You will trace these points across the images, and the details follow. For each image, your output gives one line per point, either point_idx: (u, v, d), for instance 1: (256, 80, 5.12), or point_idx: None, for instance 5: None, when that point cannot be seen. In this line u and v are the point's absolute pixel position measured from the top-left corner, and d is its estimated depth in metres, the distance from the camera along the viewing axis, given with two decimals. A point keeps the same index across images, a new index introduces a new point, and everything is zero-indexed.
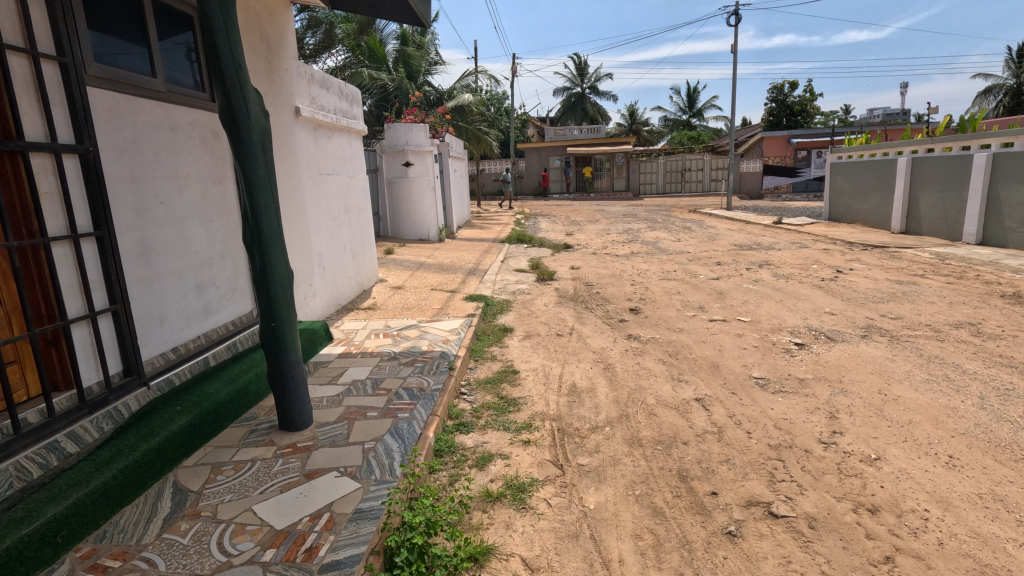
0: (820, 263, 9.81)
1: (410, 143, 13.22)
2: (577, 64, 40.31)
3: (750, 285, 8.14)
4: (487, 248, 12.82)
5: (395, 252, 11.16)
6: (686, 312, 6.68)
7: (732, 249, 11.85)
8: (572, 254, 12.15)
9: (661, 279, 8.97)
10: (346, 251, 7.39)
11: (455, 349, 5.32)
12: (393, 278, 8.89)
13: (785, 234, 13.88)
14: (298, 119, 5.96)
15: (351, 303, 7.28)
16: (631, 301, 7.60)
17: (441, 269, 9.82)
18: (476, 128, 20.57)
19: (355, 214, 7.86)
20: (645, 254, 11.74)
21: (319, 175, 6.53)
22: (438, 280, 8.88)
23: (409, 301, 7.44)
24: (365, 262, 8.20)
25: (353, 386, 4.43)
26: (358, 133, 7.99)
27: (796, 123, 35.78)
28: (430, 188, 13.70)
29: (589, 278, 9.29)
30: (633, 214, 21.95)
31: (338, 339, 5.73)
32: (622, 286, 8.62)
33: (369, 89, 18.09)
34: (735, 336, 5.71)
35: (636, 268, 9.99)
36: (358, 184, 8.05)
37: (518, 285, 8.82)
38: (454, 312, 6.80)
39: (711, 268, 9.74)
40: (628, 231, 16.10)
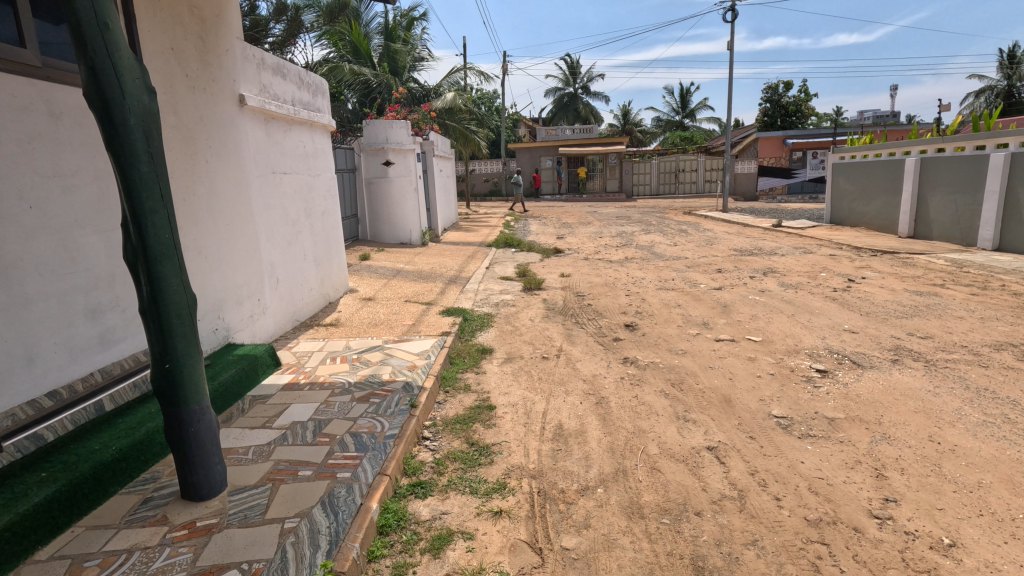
0: (828, 270, 9.12)
1: (391, 140, 12.43)
2: (569, 63, 39.73)
3: (757, 297, 7.41)
4: (472, 253, 12.03)
5: (371, 258, 10.34)
6: (689, 330, 5.92)
7: (733, 255, 11.14)
8: (563, 259, 11.39)
9: (658, 288, 8.22)
10: (308, 260, 6.58)
11: (421, 379, 4.52)
12: (365, 288, 8.07)
13: (786, 238, 13.20)
14: (242, 109, 5.15)
15: (312, 318, 6.48)
16: (627, 315, 6.84)
17: (419, 277, 9.01)
18: (464, 126, 19.76)
19: (320, 217, 7.05)
20: (641, 259, 11.02)
21: (271, 174, 5.73)
22: (414, 290, 8.07)
23: (378, 316, 6.63)
24: (332, 271, 7.40)
25: (289, 432, 3.61)
26: (324, 127, 7.19)
27: (791, 124, 35.29)
28: (411, 189, 12.89)
29: (580, 287, 8.52)
30: (627, 216, 21.24)
31: (286, 365, 4.91)
32: (616, 296, 7.86)
33: (350, 84, 17.28)
34: (747, 361, 4.96)
35: (631, 276, 9.24)
36: (324, 184, 7.25)
37: (502, 296, 8.04)
38: (427, 329, 6.00)
39: (712, 276, 9.00)
40: (621, 234, 15.36)
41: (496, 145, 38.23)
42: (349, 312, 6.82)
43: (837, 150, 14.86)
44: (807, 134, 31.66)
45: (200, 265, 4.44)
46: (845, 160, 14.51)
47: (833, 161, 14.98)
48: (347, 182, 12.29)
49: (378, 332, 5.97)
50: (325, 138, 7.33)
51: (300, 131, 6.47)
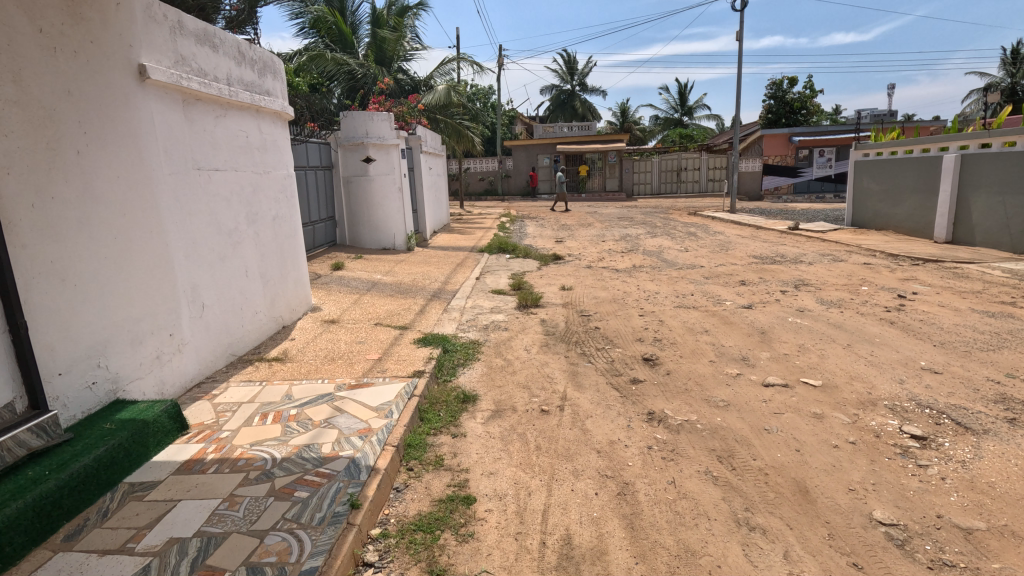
0: (870, 283, 7.92)
1: (371, 134, 11.23)
2: (566, 60, 38.62)
3: (797, 319, 6.18)
4: (462, 260, 10.78)
5: (344, 267, 9.08)
6: (727, 370, 4.68)
7: (754, 263, 9.91)
8: (563, 268, 10.16)
9: (677, 306, 6.98)
10: (253, 277, 5.36)
11: (374, 454, 3.27)
12: (330, 307, 6.82)
13: (807, 243, 12.00)
14: (144, 85, 3.90)
15: (256, 350, 5.25)
16: (644, 344, 5.61)
17: (397, 292, 7.76)
18: (457, 121, 18.48)
19: (271, 224, 5.82)
20: (651, 268, 9.81)
21: (194, 170, 4.48)
22: (388, 309, 6.81)
23: (338, 346, 5.39)
24: (290, 289, 6.18)
25: (155, 563, 2.37)
26: (276, 114, 5.93)
27: (796, 121, 34.17)
28: (395, 188, 11.66)
29: (584, 304, 7.28)
30: (629, 217, 20.01)
31: (197, 429, 3.63)
32: (629, 317, 6.62)
33: (334, 76, 16.03)
34: (814, 420, 3.73)
35: (642, 289, 8.00)
36: (277, 182, 6.02)
37: (493, 316, 6.79)
38: (397, 367, 4.77)
39: (736, 291, 7.77)
40: (625, 238, 14.13)
41: (492, 143, 36.93)
42: (303, 341, 5.58)
43: (861, 146, 13.65)
44: (814, 130, 30.01)
45: (67, 296, 3.20)
46: (870, 158, 13.31)
47: (856, 159, 13.77)
48: (322, 181, 11.01)
49: (333, 371, 4.72)
50: (279, 128, 6.08)
51: (241, 116, 5.22)
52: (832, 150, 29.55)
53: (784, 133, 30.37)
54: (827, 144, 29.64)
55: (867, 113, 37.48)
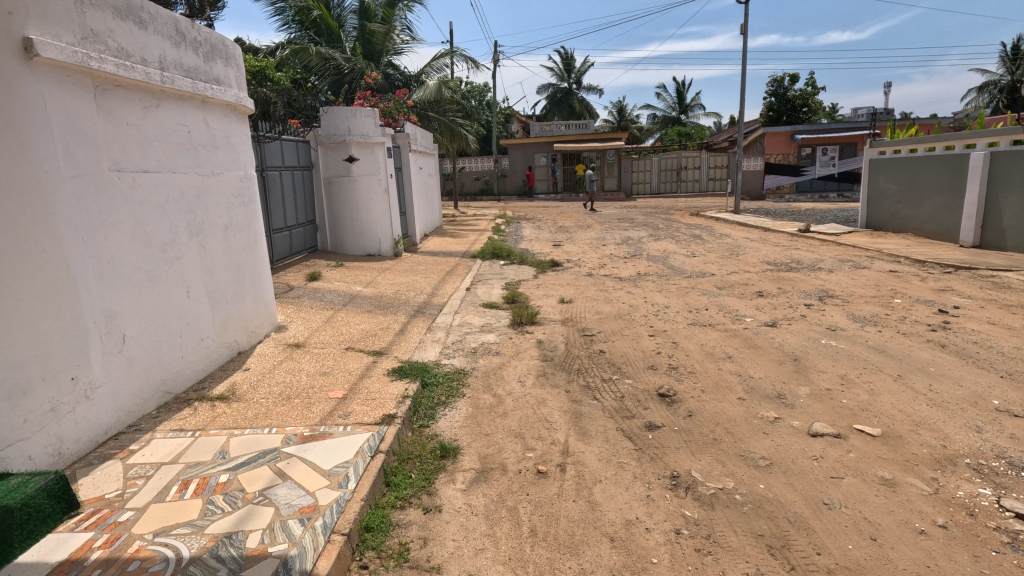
0: (903, 295, 7.13)
1: (354, 132, 10.42)
2: (563, 58, 37.87)
3: (831, 340, 5.38)
4: (452, 268, 9.96)
5: (321, 277, 8.26)
6: (762, 412, 3.87)
7: (769, 271, 9.12)
8: (562, 276, 9.36)
9: (691, 324, 6.18)
10: (197, 299, 4.55)
11: (314, 552, 2.46)
12: (298, 327, 6.01)
13: (823, 248, 11.22)
14: (31, 63, 3.08)
15: (200, 386, 4.43)
16: (657, 374, 4.80)
17: (376, 307, 6.95)
18: (449, 119, 17.73)
19: (224, 233, 5.01)
20: (657, 276, 9.02)
21: (112, 171, 3.67)
22: (363, 329, 6.00)
23: (299, 380, 4.57)
24: (248, 308, 5.36)
25: None
26: (228, 106, 5.11)
27: (797, 119, 33.45)
28: (381, 190, 10.84)
29: (585, 321, 6.47)
30: (629, 218, 19.23)
31: (91, 508, 2.80)
32: (637, 337, 5.82)
33: (320, 71, 15.22)
34: (884, 489, 2.93)
35: (650, 302, 7.21)
36: (233, 185, 5.20)
37: (483, 336, 5.97)
38: (364, 410, 3.95)
39: (755, 304, 6.98)
40: (627, 241, 13.36)
41: (488, 141, 36.12)
42: (259, 372, 4.76)
43: (876, 143, 12.88)
44: (818, 128, 28.59)
45: None
46: (887, 156, 12.55)
47: (872, 157, 13.01)
48: (301, 182, 10.16)
49: (285, 415, 3.89)
50: (234, 122, 5.26)
51: (179, 108, 4.40)
52: (835, 148, 28.97)
53: (787, 131, 28.97)
54: (830, 142, 28.93)
55: (861, 110, 36.80)
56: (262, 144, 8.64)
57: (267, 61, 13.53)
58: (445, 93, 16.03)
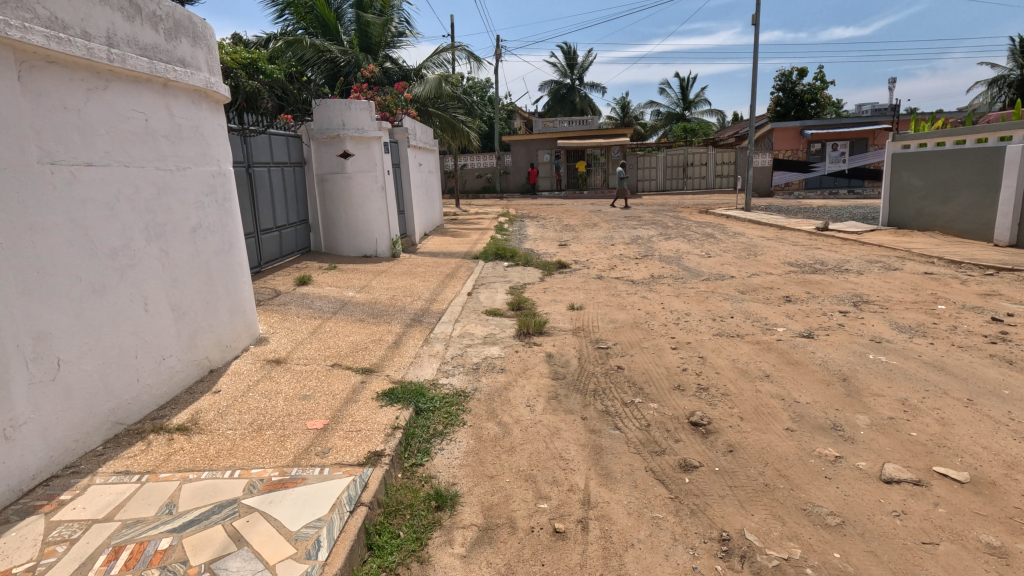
0: (947, 301, 6.48)
1: (348, 125, 9.82)
2: (566, 55, 37.19)
3: (880, 355, 4.75)
4: (453, 270, 9.35)
5: (311, 282, 7.65)
6: (818, 448, 3.26)
7: (793, 273, 8.49)
8: (570, 279, 8.75)
9: (717, 335, 5.56)
10: (157, 312, 3.95)
11: None
12: (280, 339, 5.41)
13: (845, 247, 10.58)
14: None
15: (160, 415, 3.84)
16: (686, 397, 4.18)
17: (368, 315, 6.34)
18: (450, 114, 17.12)
19: (192, 235, 4.41)
20: (673, 279, 8.40)
21: (43, 164, 3.09)
22: (353, 342, 5.39)
23: (274, 406, 3.95)
24: (221, 320, 4.75)
25: None
26: (195, 91, 4.51)
27: (805, 114, 32.73)
28: (377, 187, 10.24)
29: (599, 331, 5.85)
30: (636, 216, 18.60)
31: None
32: (659, 350, 5.20)
33: (315, 64, 14.60)
34: (994, 562, 2.32)
35: (669, 309, 6.58)
36: (203, 180, 4.59)
37: (486, 350, 5.36)
38: (346, 446, 3.34)
39: (784, 312, 6.35)
40: (636, 241, 12.73)
41: (490, 138, 35.49)
42: (230, 394, 4.17)
43: (900, 137, 12.25)
44: (828, 123, 27.81)
45: None
46: (911, 151, 11.91)
47: (894, 151, 12.38)
48: (293, 179, 9.55)
49: (252, 452, 3.28)
50: (205, 110, 4.66)
51: (132, 91, 3.80)
52: (846, 144, 28.28)
53: (796, 126, 28.05)
54: (841, 137, 28.17)
55: (865, 106, 36.08)
56: (249, 138, 8.03)
57: (258, 53, 12.95)
58: (445, 88, 15.42)
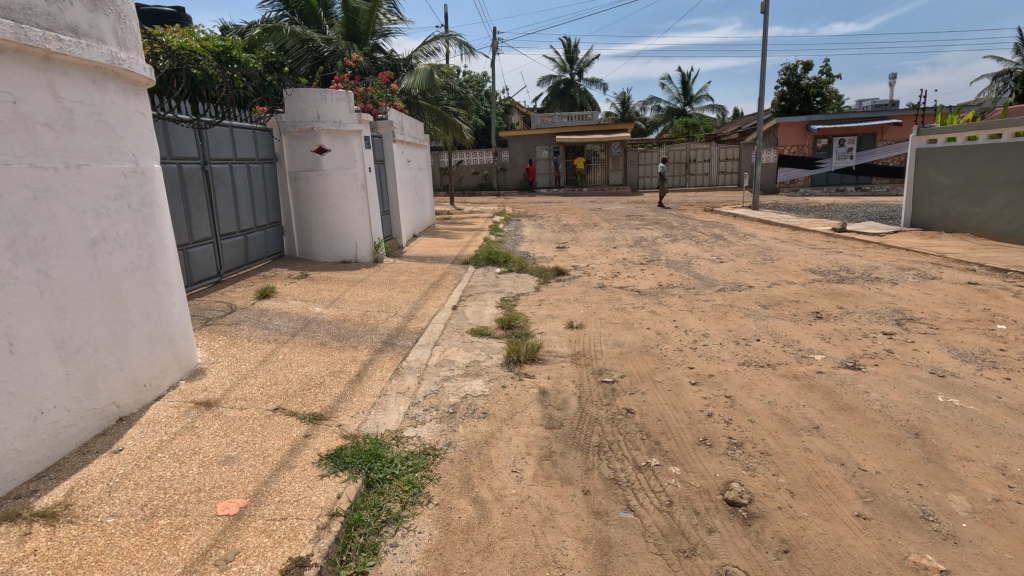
0: (1006, 319, 5.58)
1: (323, 118, 8.89)
2: (565, 48, 36.20)
3: (951, 396, 3.85)
4: (439, 278, 8.43)
5: (274, 295, 6.73)
6: (911, 554, 2.38)
7: (817, 282, 7.60)
8: (568, 288, 7.85)
9: (744, 364, 4.65)
10: (28, 352, 3.02)
11: None
12: (220, 373, 4.50)
13: (869, 251, 9.68)
14: None
15: (29, 491, 2.95)
16: (715, 458, 3.28)
17: (332, 337, 5.42)
18: (442, 107, 16.15)
19: (90, 251, 3.48)
20: (683, 290, 7.50)
21: None
22: (306, 376, 4.48)
23: (185, 474, 3.05)
24: (135, 355, 3.81)
25: None
26: (96, 67, 3.60)
27: (811, 108, 31.81)
28: (356, 185, 9.31)
29: (602, 358, 4.95)
30: (638, 215, 17.68)
31: None
32: (676, 386, 4.29)
33: (297, 54, 13.67)
34: None
35: (684, 329, 5.69)
36: (108, 181, 3.65)
37: (467, 384, 4.45)
38: (262, 548, 2.45)
39: (818, 333, 5.44)
40: (640, 243, 11.82)
41: (486, 134, 34.53)
42: (133, 454, 3.26)
43: (924, 130, 11.35)
44: (835, 117, 26.86)
45: None
46: (938, 145, 11.05)
47: (918, 145, 11.47)
48: (262, 177, 8.62)
49: (127, 561, 2.38)
50: (113, 93, 3.76)
51: None
52: (853, 139, 27.34)
53: (802, 121, 27.19)
54: (848, 132, 27.22)
55: (868, 101, 35.18)
56: (205, 131, 7.10)
57: (233, 41, 12.04)
58: (436, 79, 14.46)
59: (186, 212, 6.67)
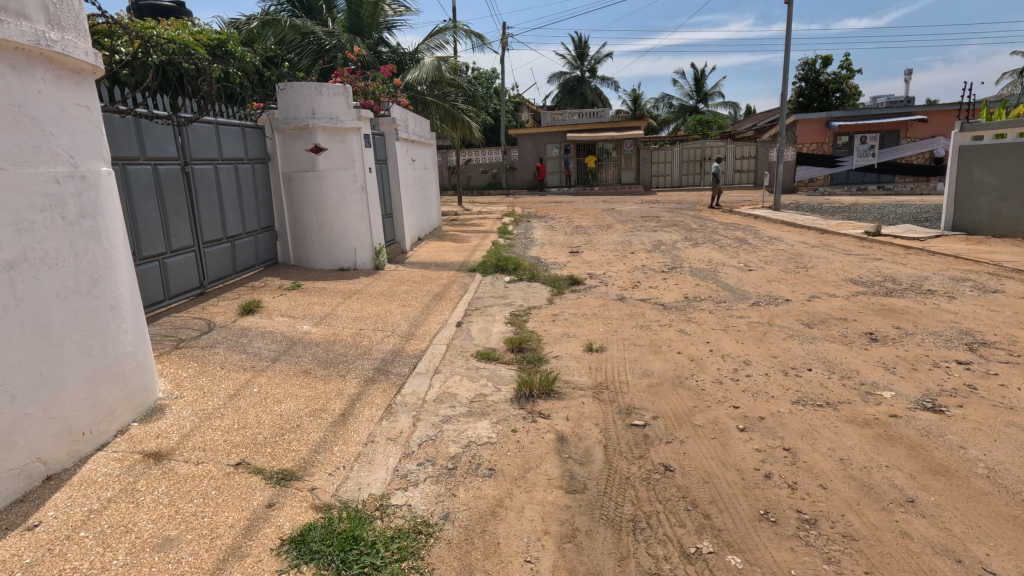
0: None
1: (319, 114, 8.23)
2: (575, 45, 35.44)
3: None
4: (444, 288, 7.75)
5: (260, 311, 6.08)
6: None
7: (862, 295, 6.82)
8: (584, 301, 7.13)
9: (799, 403, 3.91)
10: None
11: None
12: (181, 412, 3.83)
13: (913, 258, 8.86)
14: None
15: None
16: (785, 544, 2.55)
17: (317, 364, 4.74)
18: (451, 104, 15.45)
19: (4, 274, 2.83)
20: (713, 303, 6.76)
21: None
22: (282, 416, 3.81)
23: (109, 567, 2.39)
24: (68, 400, 3.13)
25: None
26: (19, 50, 2.99)
27: (829, 105, 30.79)
28: (355, 187, 8.65)
29: (629, 394, 4.23)
30: (654, 217, 16.92)
31: None
32: (721, 435, 3.57)
33: (297, 48, 13.04)
34: None
35: (720, 355, 4.96)
36: (33, 188, 3.00)
37: (471, 428, 3.74)
38: None
39: (879, 360, 4.69)
40: (658, 248, 11.08)
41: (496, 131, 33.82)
42: (50, 532, 2.61)
43: (968, 126, 10.50)
44: (856, 114, 25.82)
45: None
46: (985, 143, 10.20)
47: (962, 142, 10.61)
48: (252, 178, 7.97)
49: None
50: (43, 81, 3.13)
51: None
52: (875, 137, 26.29)
53: (823, 118, 26.14)
54: (870, 130, 26.19)
55: (885, 99, 34.24)
56: (185, 128, 6.46)
57: (229, 34, 11.43)
58: (444, 74, 13.77)
59: (163, 218, 6.03)
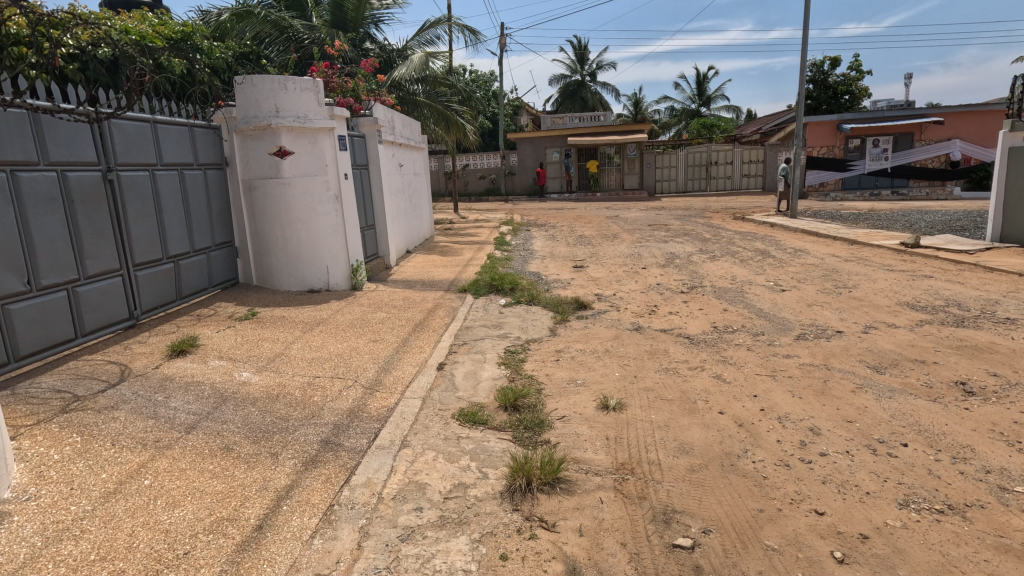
0: None
1: (281, 112, 7.09)
2: (575, 48, 34.46)
3: None
4: (427, 314, 6.59)
5: (194, 351, 4.91)
6: None
7: (929, 325, 5.67)
8: (593, 332, 5.97)
9: (911, 509, 2.74)
10: None
11: None
12: (23, 528, 2.61)
13: (969, 275, 7.70)
14: None
15: None
16: None
17: (245, 436, 3.56)
18: (443, 104, 14.29)
19: None
20: (749, 336, 5.59)
21: None
22: (170, 533, 2.63)
23: None
24: None
25: None
26: None
27: (838, 107, 29.71)
28: (327, 196, 7.50)
29: (665, 487, 3.04)
30: (661, 224, 15.77)
31: None
32: (813, 571, 2.39)
33: (273, 43, 11.88)
34: None
35: (776, 418, 3.78)
36: None
37: (441, 553, 2.57)
38: None
39: (995, 428, 3.52)
40: (671, 262, 9.91)
41: (493, 136, 32.69)
42: None
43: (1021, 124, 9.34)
44: (868, 116, 24.70)
45: None
46: None
47: (1013, 143, 9.44)
48: (202, 187, 6.80)
49: None
50: None
51: None
52: (888, 139, 25.13)
53: (833, 120, 25.22)
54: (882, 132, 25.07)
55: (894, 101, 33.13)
56: (109, 125, 5.32)
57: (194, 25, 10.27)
58: None
59: (74, 235, 4.88)
